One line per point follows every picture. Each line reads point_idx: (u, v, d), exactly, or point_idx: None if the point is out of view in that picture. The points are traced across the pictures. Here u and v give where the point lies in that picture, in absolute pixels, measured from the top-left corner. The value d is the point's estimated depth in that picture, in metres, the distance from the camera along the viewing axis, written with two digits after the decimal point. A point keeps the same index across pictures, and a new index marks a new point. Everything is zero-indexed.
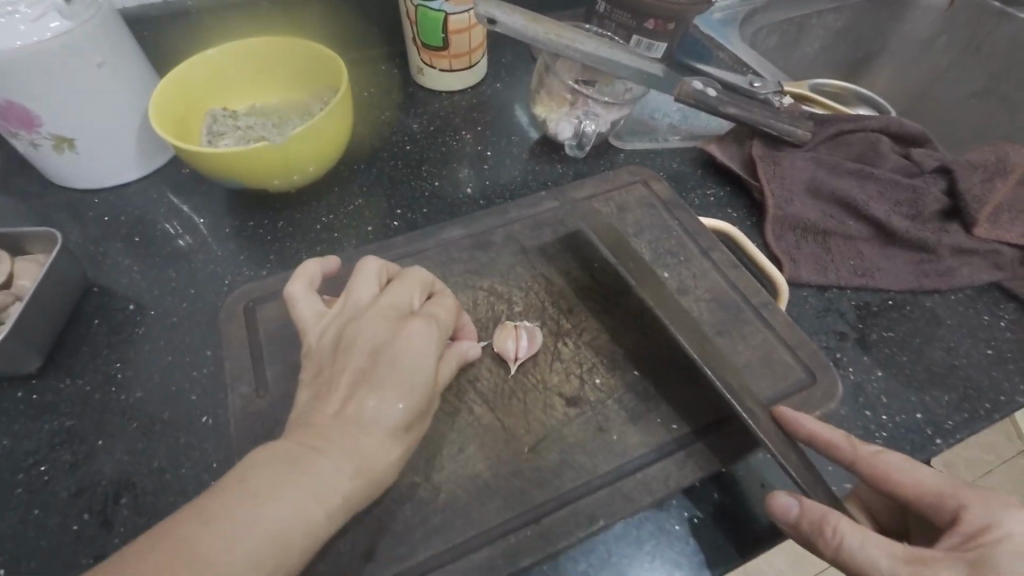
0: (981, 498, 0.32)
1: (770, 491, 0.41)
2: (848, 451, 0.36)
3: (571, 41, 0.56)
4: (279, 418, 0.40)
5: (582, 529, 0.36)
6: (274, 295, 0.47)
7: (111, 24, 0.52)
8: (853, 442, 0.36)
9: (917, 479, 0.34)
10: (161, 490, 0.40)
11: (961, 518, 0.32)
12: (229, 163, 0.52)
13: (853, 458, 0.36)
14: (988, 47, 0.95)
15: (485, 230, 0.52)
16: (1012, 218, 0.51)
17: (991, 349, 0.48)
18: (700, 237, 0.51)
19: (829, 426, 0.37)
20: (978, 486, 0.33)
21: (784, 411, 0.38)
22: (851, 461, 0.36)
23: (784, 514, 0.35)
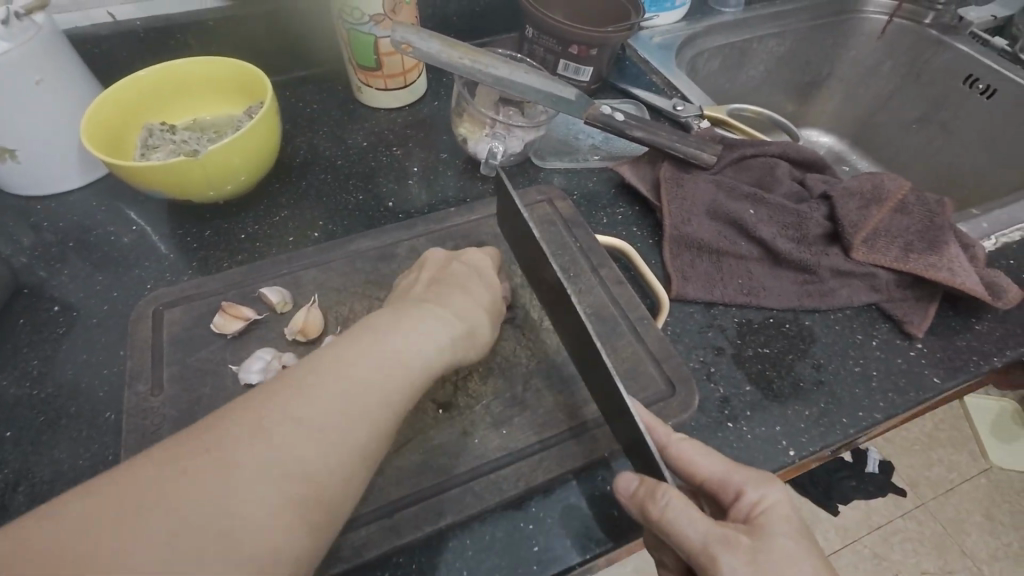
0: (757, 478, 0.37)
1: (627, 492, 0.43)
2: (662, 435, 0.39)
3: (485, 65, 0.61)
4: (168, 415, 0.43)
5: (430, 523, 0.39)
6: (181, 300, 0.50)
7: (52, 43, 0.56)
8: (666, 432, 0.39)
9: (708, 465, 0.38)
10: (56, 479, 0.43)
11: (741, 496, 0.36)
12: (156, 176, 0.56)
13: (665, 445, 0.39)
14: (927, 75, 0.97)
15: (391, 242, 0.55)
16: (888, 243, 0.54)
17: (858, 367, 0.51)
18: (592, 254, 0.55)
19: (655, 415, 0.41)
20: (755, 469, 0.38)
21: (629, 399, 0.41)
22: (663, 445, 0.39)
23: (622, 489, 0.37)
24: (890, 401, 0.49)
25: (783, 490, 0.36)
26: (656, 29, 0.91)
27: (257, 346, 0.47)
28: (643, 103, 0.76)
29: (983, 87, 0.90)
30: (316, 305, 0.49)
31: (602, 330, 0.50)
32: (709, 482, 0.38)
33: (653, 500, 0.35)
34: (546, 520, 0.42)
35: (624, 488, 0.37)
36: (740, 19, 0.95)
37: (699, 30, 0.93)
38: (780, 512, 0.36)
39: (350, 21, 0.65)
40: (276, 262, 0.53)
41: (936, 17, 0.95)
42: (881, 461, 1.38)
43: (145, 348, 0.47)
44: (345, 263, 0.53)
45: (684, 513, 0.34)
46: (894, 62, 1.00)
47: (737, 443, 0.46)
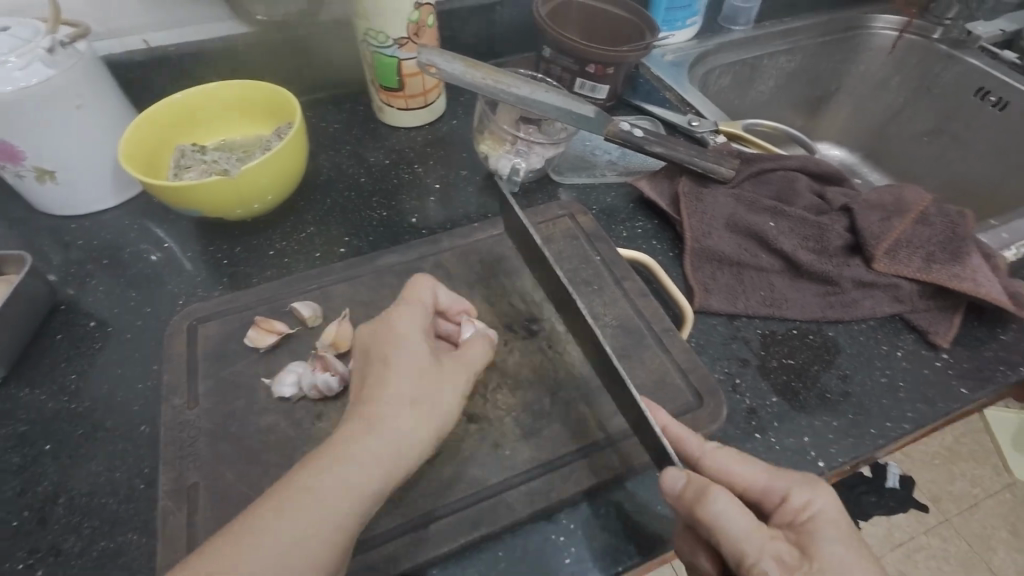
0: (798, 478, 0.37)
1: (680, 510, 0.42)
2: (695, 447, 0.40)
3: (507, 84, 0.62)
4: (204, 428, 0.44)
5: (463, 535, 0.39)
6: (214, 315, 0.51)
7: (93, 69, 0.58)
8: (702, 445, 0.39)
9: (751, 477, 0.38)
10: (95, 491, 0.44)
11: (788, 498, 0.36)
12: (188, 196, 0.57)
13: (701, 457, 0.39)
14: (937, 88, 0.98)
15: (417, 257, 0.56)
16: (909, 254, 0.54)
17: (885, 377, 0.51)
18: (615, 267, 0.56)
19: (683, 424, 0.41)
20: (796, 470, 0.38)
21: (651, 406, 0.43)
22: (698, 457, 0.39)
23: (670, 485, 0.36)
24: (919, 412, 0.49)
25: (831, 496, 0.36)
26: (667, 47, 0.93)
27: (289, 360, 0.48)
28: (659, 119, 0.77)
29: (994, 99, 0.91)
30: (346, 319, 0.50)
31: (628, 342, 0.50)
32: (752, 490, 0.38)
33: (701, 504, 0.35)
34: (578, 532, 0.42)
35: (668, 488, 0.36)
36: (749, 36, 0.97)
37: (710, 48, 0.95)
38: (826, 517, 0.36)
39: (375, 44, 0.67)
40: (305, 278, 0.54)
41: (945, 32, 0.97)
42: (901, 476, 1.36)
43: (180, 362, 0.48)
44: (372, 278, 0.54)
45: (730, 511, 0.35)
46: (904, 76, 1.02)
47: (766, 454, 0.46)
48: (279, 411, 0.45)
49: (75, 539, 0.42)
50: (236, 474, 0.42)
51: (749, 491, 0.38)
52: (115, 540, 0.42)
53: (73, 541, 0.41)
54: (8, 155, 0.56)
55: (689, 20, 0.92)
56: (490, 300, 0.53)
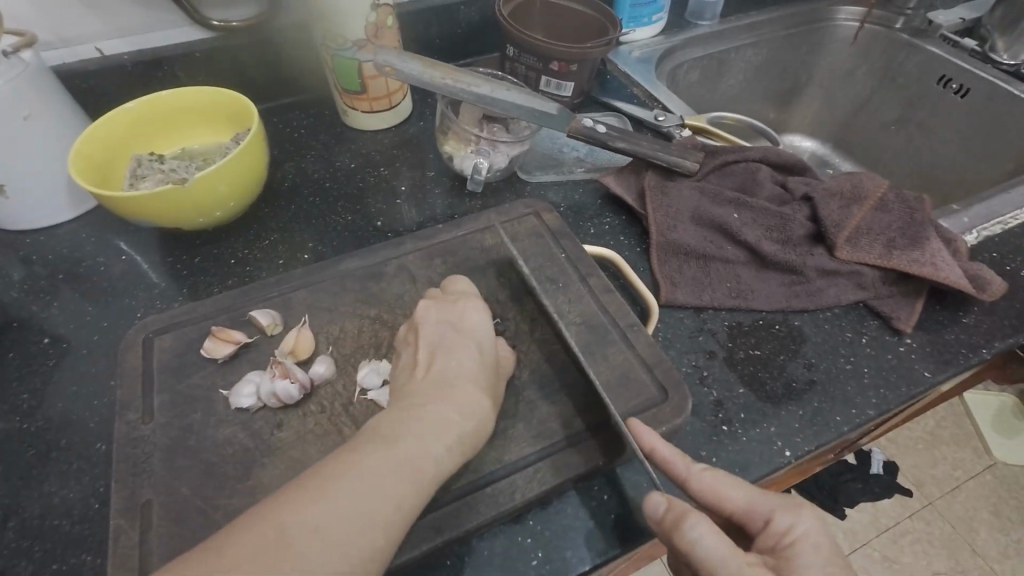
0: (785, 506, 0.37)
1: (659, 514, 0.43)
2: (681, 469, 0.39)
3: (467, 83, 0.62)
4: (159, 443, 0.43)
5: (426, 541, 0.39)
6: (170, 327, 0.50)
7: (39, 79, 0.56)
8: (686, 462, 0.39)
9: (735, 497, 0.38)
10: (47, 513, 0.42)
11: (771, 524, 0.37)
12: (144, 206, 0.56)
13: (686, 477, 0.39)
14: (901, 78, 0.99)
15: (380, 261, 0.55)
16: (870, 241, 0.54)
17: (850, 364, 0.51)
18: (581, 264, 0.55)
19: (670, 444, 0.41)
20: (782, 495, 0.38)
21: (635, 424, 0.42)
22: (684, 477, 0.39)
23: (652, 510, 0.37)
24: (883, 398, 0.49)
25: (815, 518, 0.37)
26: (634, 43, 0.93)
27: (248, 369, 0.47)
28: (625, 115, 0.77)
29: (956, 86, 0.92)
30: (307, 326, 0.49)
31: (593, 338, 0.50)
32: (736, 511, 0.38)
33: (679, 530, 0.36)
34: (544, 533, 0.42)
35: (651, 511, 0.38)
36: (716, 31, 0.97)
37: (677, 43, 0.95)
38: (810, 540, 0.36)
39: (334, 47, 0.66)
40: (265, 285, 0.53)
41: (906, 21, 0.98)
42: (885, 462, 1.38)
43: (134, 377, 0.46)
44: (334, 283, 0.53)
45: (710, 542, 0.35)
46: (869, 66, 1.03)
47: (733, 446, 0.46)
48: (237, 423, 0.44)
49: (25, 564, 0.40)
50: (191, 489, 0.41)
51: (734, 513, 0.38)
52: (67, 562, 0.40)
53: (23, 565, 0.40)
54: None
55: (654, 16, 0.92)
56: None
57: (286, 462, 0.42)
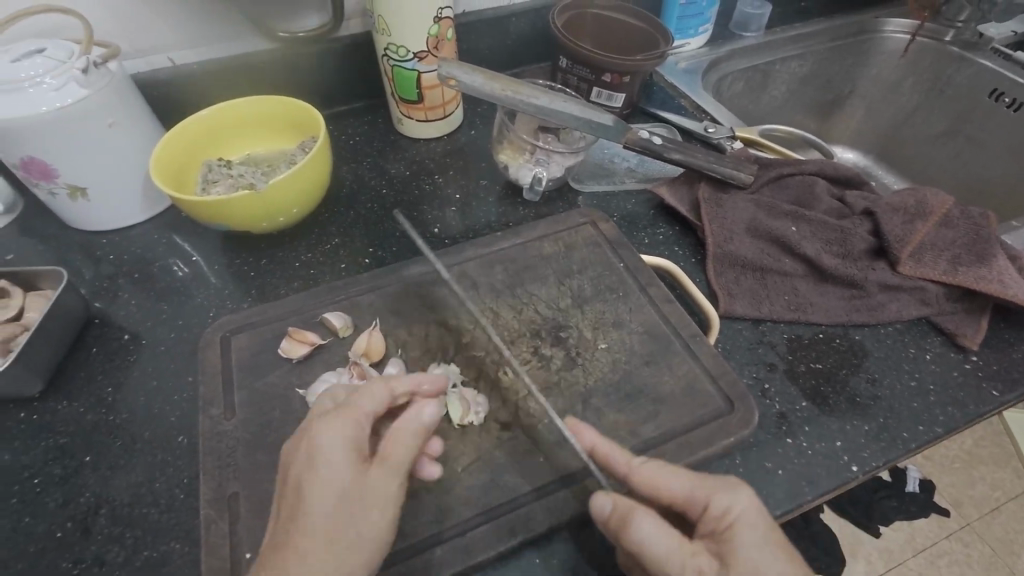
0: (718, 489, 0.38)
1: None
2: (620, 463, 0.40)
3: (527, 95, 0.63)
4: (242, 438, 0.45)
5: (501, 543, 0.40)
6: (246, 327, 0.52)
7: (123, 88, 0.59)
8: (624, 460, 0.40)
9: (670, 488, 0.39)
10: (136, 502, 0.45)
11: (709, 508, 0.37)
12: (218, 210, 0.58)
13: (626, 473, 0.40)
14: (950, 91, 0.98)
15: (444, 266, 0.57)
16: (934, 257, 0.54)
17: (914, 381, 0.51)
18: (640, 274, 0.56)
19: (608, 440, 0.41)
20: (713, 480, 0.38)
21: (574, 423, 0.43)
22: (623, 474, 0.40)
23: (600, 511, 0.38)
24: (950, 415, 0.49)
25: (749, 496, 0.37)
26: (680, 55, 0.94)
27: (322, 370, 0.49)
28: (675, 126, 0.78)
29: (1009, 100, 0.91)
30: (377, 329, 0.51)
31: (656, 348, 0.51)
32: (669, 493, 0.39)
33: (625, 530, 0.37)
34: (614, 539, 0.42)
35: (597, 510, 0.39)
36: (761, 42, 0.97)
37: (722, 55, 0.95)
38: (747, 520, 0.36)
39: (395, 58, 0.68)
40: (334, 288, 0.55)
41: (956, 34, 0.97)
42: (922, 479, 1.35)
43: (215, 374, 0.48)
44: (400, 288, 0.55)
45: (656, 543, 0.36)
46: (917, 78, 1.02)
47: (798, 459, 0.46)
48: None
49: (118, 549, 0.42)
50: (275, 484, 0.42)
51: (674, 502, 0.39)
52: (157, 549, 0.42)
53: (116, 551, 0.42)
54: (43, 173, 0.58)
55: (701, 28, 0.92)
56: (517, 308, 0.53)
57: None
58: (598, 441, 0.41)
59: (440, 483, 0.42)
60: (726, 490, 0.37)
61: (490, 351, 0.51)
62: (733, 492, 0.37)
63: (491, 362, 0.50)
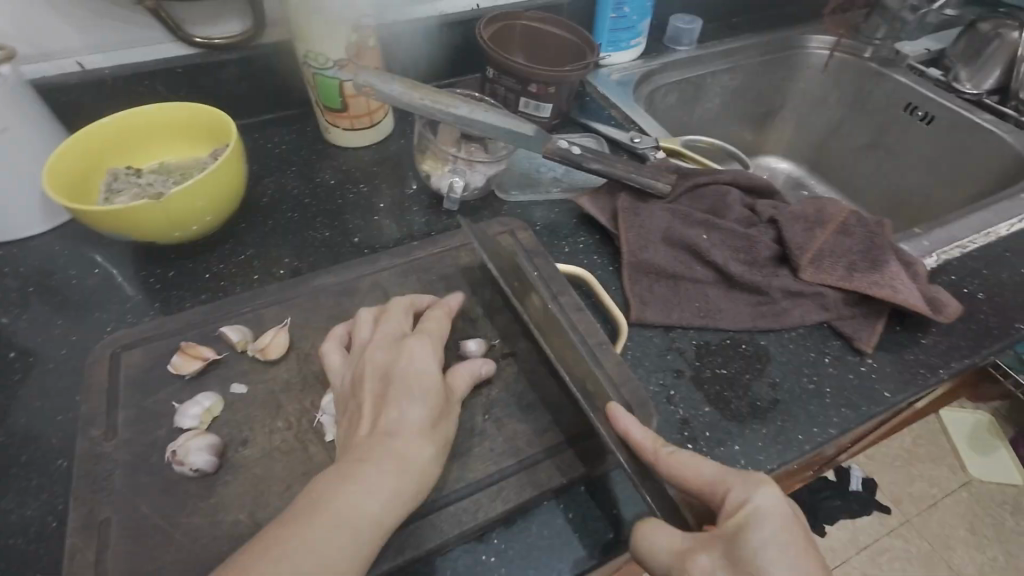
0: (740, 483, 0.38)
1: (616, 511, 0.44)
2: (650, 451, 0.40)
3: (445, 104, 0.63)
4: (121, 460, 0.42)
5: (387, 561, 0.39)
6: (141, 342, 0.50)
7: (16, 92, 0.56)
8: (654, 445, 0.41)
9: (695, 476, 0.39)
10: (3, 532, 0.42)
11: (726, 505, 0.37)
12: (120, 220, 0.56)
13: (655, 458, 0.40)
14: (871, 104, 1.03)
15: (354, 277, 0.56)
16: (833, 263, 0.56)
17: (813, 384, 0.52)
18: (553, 282, 0.56)
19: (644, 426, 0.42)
20: (744, 477, 0.38)
21: (613, 408, 0.43)
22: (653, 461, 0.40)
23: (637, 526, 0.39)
24: (844, 417, 0.50)
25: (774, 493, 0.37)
26: (614, 67, 0.96)
27: (216, 385, 0.47)
28: (602, 136, 0.79)
29: (922, 114, 0.96)
30: (286, 328, 0.50)
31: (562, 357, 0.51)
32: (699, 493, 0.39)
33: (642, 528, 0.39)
34: (508, 551, 0.42)
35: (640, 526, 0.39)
36: (694, 56, 1.00)
37: (655, 67, 0.97)
38: (764, 515, 0.36)
39: (315, 66, 0.67)
40: (238, 301, 0.53)
41: (875, 50, 1.02)
42: (863, 479, 1.40)
43: (99, 392, 0.46)
44: (307, 300, 0.54)
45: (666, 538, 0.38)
46: (840, 93, 1.07)
47: None
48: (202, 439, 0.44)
49: None
50: (151, 507, 0.40)
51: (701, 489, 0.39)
52: None
53: None
54: None
55: (633, 41, 0.94)
56: None
57: (249, 480, 0.42)
58: (632, 426, 0.41)
59: None
60: (749, 492, 0.37)
61: None
62: (763, 493, 0.37)
63: None
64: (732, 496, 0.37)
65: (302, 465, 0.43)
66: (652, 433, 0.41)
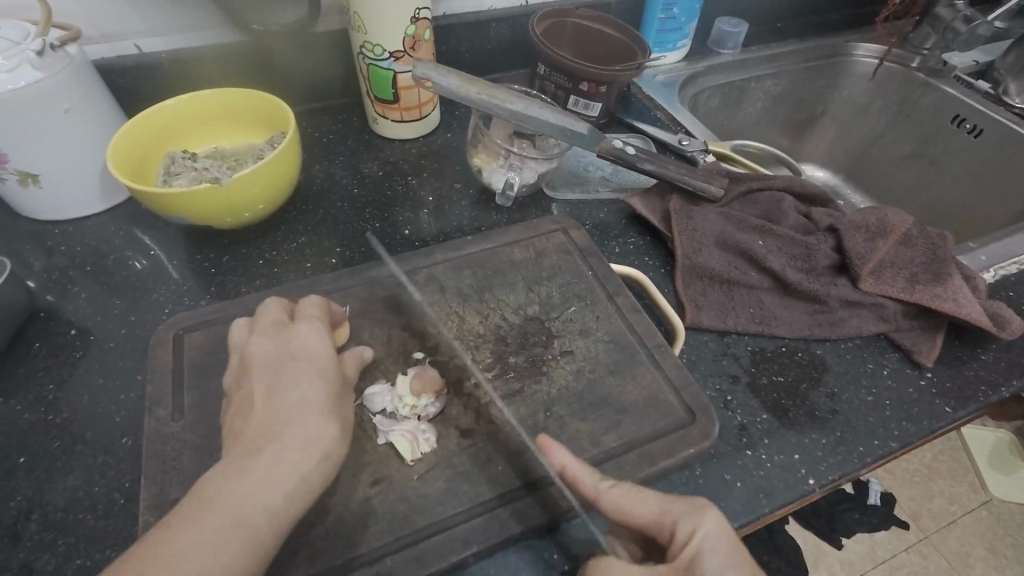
0: (683, 511, 0.37)
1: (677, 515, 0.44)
2: (589, 488, 0.39)
3: (502, 99, 0.63)
4: (189, 441, 0.43)
5: (454, 554, 0.39)
6: (203, 325, 0.50)
7: (83, 73, 0.57)
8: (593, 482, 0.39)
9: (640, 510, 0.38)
10: (70, 507, 0.42)
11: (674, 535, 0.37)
12: (179, 203, 0.56)
13: (595, 495, 0.39)
14: (917, 114, 1.01)
15: (410, 269, 0.56)
16: (894, 274, 0.56)
17: (871, 396, 0.52)
18: (609, 282, 0.56)
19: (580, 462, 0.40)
20: (684, 503, 0.38)
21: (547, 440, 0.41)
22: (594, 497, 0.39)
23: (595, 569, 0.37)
24: (904, 430, 0.49)
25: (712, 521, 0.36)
26: (659, 68, 0.95)
27: None
28: (650, 137, 0.79)
29: (970, 126, 0.94)
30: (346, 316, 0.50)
31: (620, 357, 0.50)
32: (645, 525, 0.38)
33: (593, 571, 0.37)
34: (570, 550, 0.42)
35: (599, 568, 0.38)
36: (738, 59, 0.99)
37: (699, 69, 0.97)
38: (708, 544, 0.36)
39: (371, 57, 0.67)
40: (296, 288, 0.53)
41: (923, 60, 1.01)
42: (882, 492, 1.38)
43: (164, 372, 0.46)
44: (364, 290, 0.54)
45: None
46: (884, 102, 1.05)
47: (756, 471, 0.46)
48: None
49: (48, 557, 0.40)
50: None
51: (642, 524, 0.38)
52: (91, 558, 0.40)
53: (46, 558, 0.40)
54: None
55: (680, 43, 0.94)
56: (483, 313, 0.53)
57: None
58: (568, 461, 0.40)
59: (393, 492, 0.41)
60: (700, 516, 0.37)
61: (454, 356, 0.50)
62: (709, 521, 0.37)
63: (454, 367, 0.49)
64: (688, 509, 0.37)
65: (365, 455, 0.43)
66: (589, 467, 0.40)
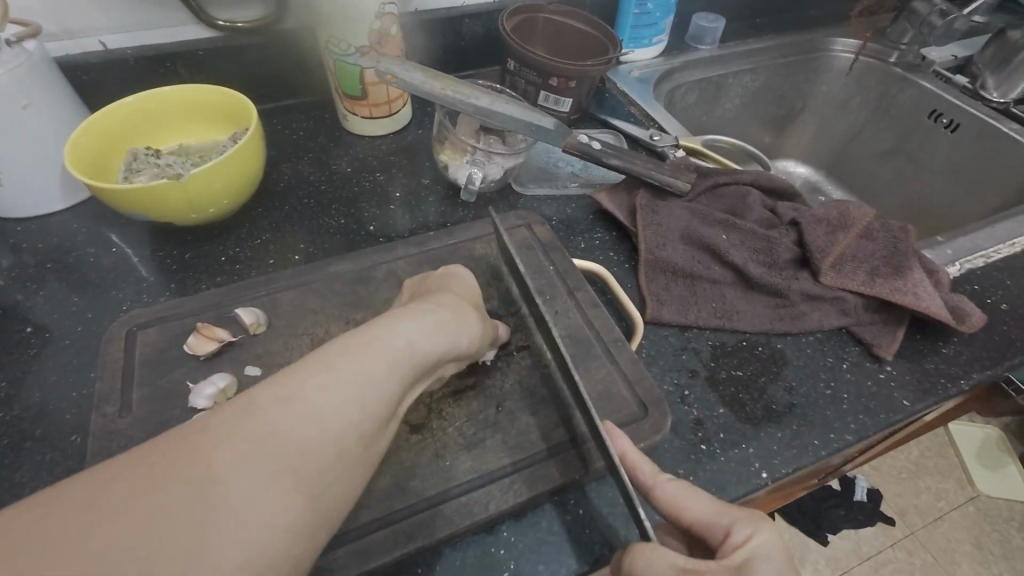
0: (742, 515, 0.37)
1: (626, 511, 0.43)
2: (647, 477, 0.39)
3: (466, 95, 0.63)
4: (135, 438, 0.42)
5: (398, 549, 0.39)
6: (157, 321, 0.50)
7: (41, 68, 0.57)
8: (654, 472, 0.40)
9: (695, 504, 0.38)
10: (16, 504, 0.42)
11: (729, 535, 0.36)
12: (138, 201, 0.56)
13: (651, 485, 0.39)
14: (895, 109, 1.01)
15: (370, 265, 0.55)
16: (855, 268, 0.55)
17: (830, 390, 0.51)
18: (569, 277, 0.56)
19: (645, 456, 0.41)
20: (745, 509, 0.37)
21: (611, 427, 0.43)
22: (650, 486, 0.39)
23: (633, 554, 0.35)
24: (861, 424, 0.49)
25: (774, 532, 0.36)
26: (635, 64, 0.95)
27: (229, 368, 0.47)
28: (621, 133, 0.79)
29: (947, 121, 0.94)
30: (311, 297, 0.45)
31: (577, 352, 0.50)
32: (697, 522, 0.37)
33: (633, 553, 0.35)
34: (518, 545, 0.41)
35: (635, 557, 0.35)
36: (715, 55, 0.99)
37: (676, 65, 0.96)
38: (766, 553, 0.35)
39: (336, 53, 0.67)
40: (253, 284, 0.53)
41: (900, 55, 1.01)
42: (869, 489, 1.38)
43: (114, 369, 0.46)
44: (322, 285, 0.54)
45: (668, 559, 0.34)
46: (863, 97, 1.05)
47: (710, 464, 0.46)
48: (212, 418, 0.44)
49: None
50: None
51: (695, 525, 0.37)
52: None
53: None
54: None
55: (655, 38, 0.93)
56: None
57: None
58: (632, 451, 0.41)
59: None
60: (757, 522, 0.36)
61: None
62: (768, 530, 0.36)
63: None
64: (749, 512, 0.37)
65: None
66: (649, 460, 0.41)
